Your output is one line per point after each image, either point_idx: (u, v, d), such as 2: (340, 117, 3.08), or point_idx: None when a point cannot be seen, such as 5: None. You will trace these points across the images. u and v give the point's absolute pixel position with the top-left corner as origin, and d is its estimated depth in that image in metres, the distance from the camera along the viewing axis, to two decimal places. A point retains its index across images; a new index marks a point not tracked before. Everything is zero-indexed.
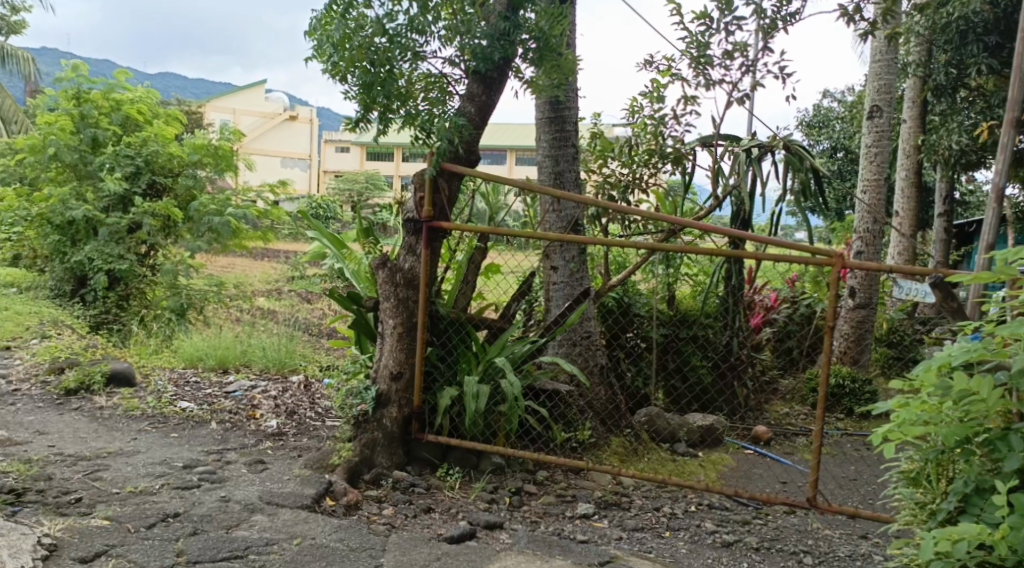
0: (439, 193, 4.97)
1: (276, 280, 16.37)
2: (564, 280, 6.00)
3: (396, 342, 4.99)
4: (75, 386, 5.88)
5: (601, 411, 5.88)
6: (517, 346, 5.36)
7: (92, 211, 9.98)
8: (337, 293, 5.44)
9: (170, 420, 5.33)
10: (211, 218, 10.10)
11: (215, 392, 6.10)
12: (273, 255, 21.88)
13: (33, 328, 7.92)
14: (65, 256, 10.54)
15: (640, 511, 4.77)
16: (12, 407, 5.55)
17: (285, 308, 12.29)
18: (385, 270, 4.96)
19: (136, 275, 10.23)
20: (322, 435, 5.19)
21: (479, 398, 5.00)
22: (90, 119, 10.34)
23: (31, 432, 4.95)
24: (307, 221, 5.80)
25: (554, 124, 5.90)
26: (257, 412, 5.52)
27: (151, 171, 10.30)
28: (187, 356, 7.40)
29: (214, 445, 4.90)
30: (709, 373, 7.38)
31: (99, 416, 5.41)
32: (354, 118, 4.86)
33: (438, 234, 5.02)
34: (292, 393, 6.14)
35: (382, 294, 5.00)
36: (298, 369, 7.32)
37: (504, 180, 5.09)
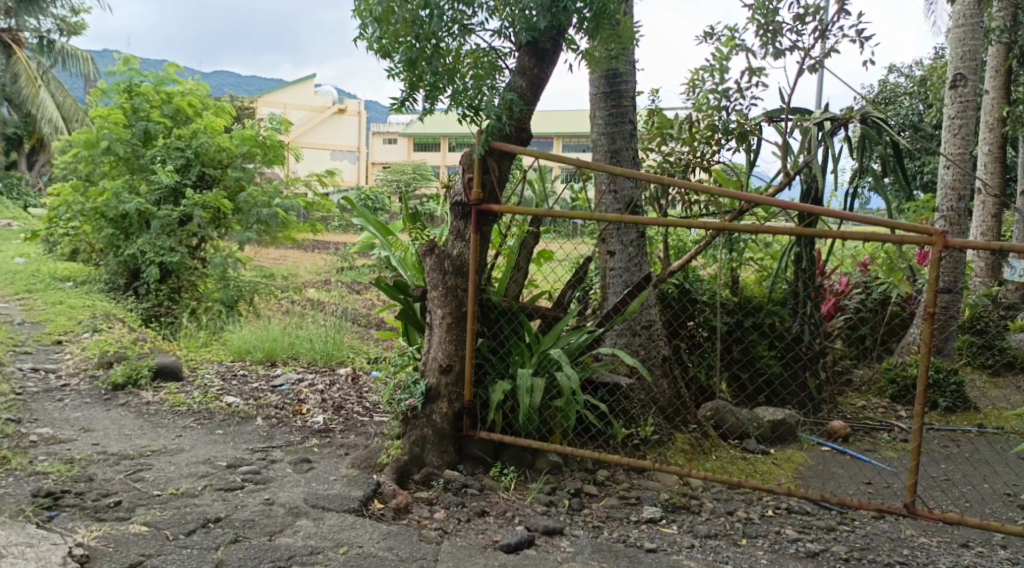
0: (488, 174, 4.70)
1: (326, 271, 16.32)
2: (621, 266, 5.66)
3: (445, 333, 4.73)
4: (123, 381, 5.75)
5: (665, 405, 5.61)
6: (572, 336, 5.06)
7: (144, 204, 9.95)
8: (383, 282, 5.21)
9: (216, 416, 5.16)
10: (260, 210, 10.00)
11: (262, 387, 5.93)
12: (323, 247, 21.90)
13: (85, 321, 7.88)
14: (118, 249, 10.55)
15: (711, 515, 4.61)
16: (59, 403, 5.44)
17: (335, 299, 12.18)
18: (432, 256, 4.72)
19: (187, 268, 10.17)
20: (370, 431, 4.97)
21: (534, 392, 4.73)
22: (141, 112, 10.33)
23: (76, 429, 4.83)
24: (353, 208, 5.59)
25: (611, 100, 5.58)
26: (304, 408, 5.32)
27: (201, 163, 10.22)
28: (234, 350, 7.28)
29: (259, 443, 4.71)
30: (776, 364, 6.99)
31: (145, 411, 5.28)
32: (400, 99, 4.63)
33: (487, 217, 4.74)
34: (340, 387, 5.94)
35: (431, 283, 4.75)
36: (346, 362, 7.14)
37: (558, 159, 4.79)
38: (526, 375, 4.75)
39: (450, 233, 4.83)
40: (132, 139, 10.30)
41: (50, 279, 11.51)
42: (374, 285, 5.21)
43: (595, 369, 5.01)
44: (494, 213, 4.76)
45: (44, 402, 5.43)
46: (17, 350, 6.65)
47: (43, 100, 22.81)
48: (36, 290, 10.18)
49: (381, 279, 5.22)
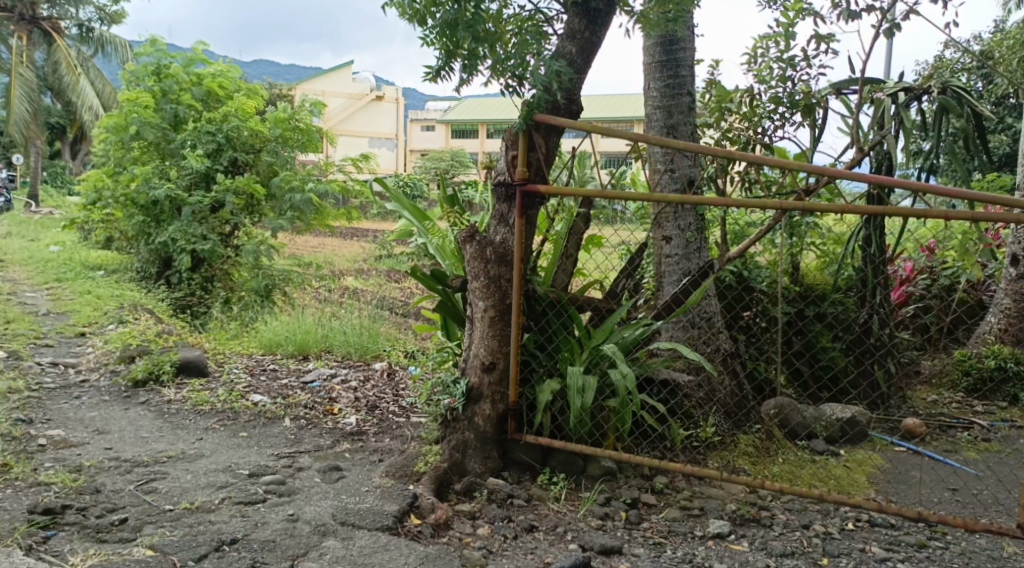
0: (534, 151, 4.23)
1: (361, 260, 15.97)
2: (679, 253, 5.15)
3: (487, 329, 4.29)
4: (143, 377, 5.40)
5: (728, 403, 5.14)
6: (627, 330, 4.57)
7: (174, 190, 9.63)
8: (419, 271, 4.77)
9: (240, 416, 4.78)
10: (294, 195, 9.62)
11: (291, 383, 5.54)
12: (360, 234, 21.57)
13: (110, 312, 7.57)
14: (150, 237, 10.25)
15: (784, 529, 4.09)
16: (76, 401, 5.10)
17: (371, 287, 11.79)
18: (472, 243, 4.27)
19: (220, 257, 9.80)
20: (407, 435, 4.55)
21: (586, 392, 4.26)
22: (171, 96, 10.02)
23: (90, 431, 4.47)
24: (386, 189, 5.15)
25: (668, 69, 5.09)
26: (335, 407, 4.92)
27: (233, 148, 9.83)
28: (264, 342, 6.91)
29: (286, 447, 4.31)
30: (844, 358, 6.42)
31: (165, 411, 4.91)
32: (436, 67, 4.18)
33: (533, 199, 4.27)
34: (374, 384, 5.53)
35: (471, 271, 4.31)
36: (382, 355, 6.73)
37: (611, 131, 4.28)
38: (577, 373, 4.29)
39: (492, 217, 4.38)
40: (162, 122, 9.99)
41: (82, 267, 11.28)
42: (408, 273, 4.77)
43: (654, 367, 4.51)
44: (540, 195, 4.29)
45: (60, 401, 5.08)
46: (37, 343, 6.35)
47: (83, 88, 22.61)
48: (67, 280, 9.93)
49: (416, 267, 4.77)
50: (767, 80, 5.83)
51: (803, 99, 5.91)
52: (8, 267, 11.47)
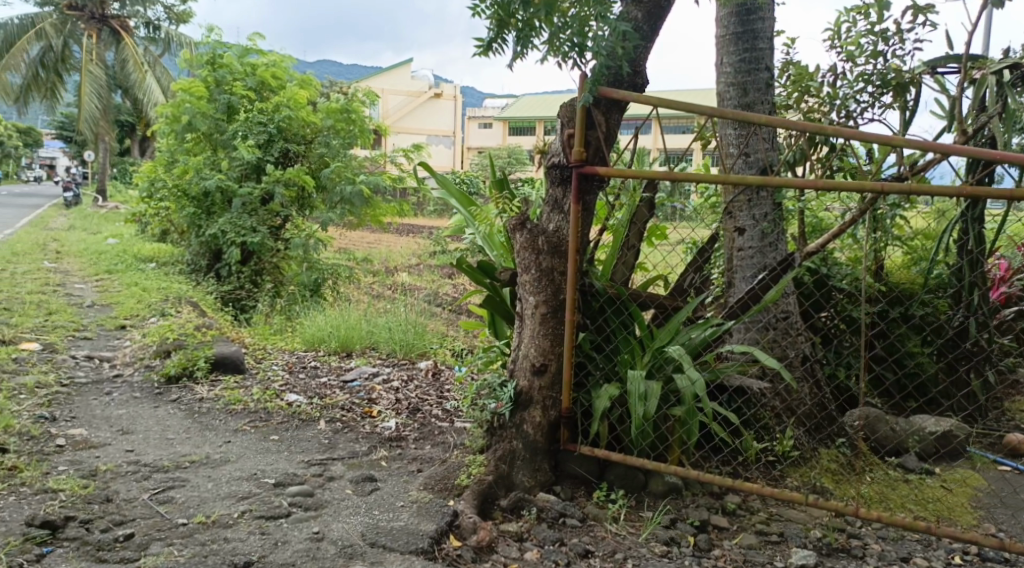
0: (593, 129, 3.78)
1: (414, 257, 15.70)
2: (754, 246, 4.61)
3: (539, 327, 3.87)
4: (177, 373, 5.12)
5: (807, 414, 4.61)
6: (694, 331, 4.10)
7: (224, 181, 9.42)
8: (466, 263, 4.38)
9: (273, 417, 4.44)
10: (344, 187, 9.34)
11: (331, 382, 5.21)
12: (416, 230, 21.32)
13: (154, 305, 7.36)
14: (200, 229, 10.03)
15: (878, 562, 3.57)
16: (105, 398, 4.84)
17: (423, 284, 11.48)
18: (523, 232, 3.86)
19: (270, 249, 9.42)
20: (450, 443, 4.15)
21: (648, 399, 3.80)
22: (224, 85, 9.83)
23: (114, 431, 4.18)
24: (431, 170, 4.75)
25: (743, 41, 4.61)
26: (374, 409, 4.55)
27: (285, 138, 9.54)
28: (307, 338, 6.61)
29: (318, 454, 3.95)
30: (932, 364, 5.80)
31: (195, 410, 4.61)
32: (487, 40, 3.75)
33: (591, 183, 3.83)
34: (417, 385, 5.15)
35: (522, 263, 3.89)
36: (428, 354, 6.36)
37: (680, 106, 3.81)
38: (637, 378, 3.83)
39: (545, 203, 3.95)
40: (215, 113, 9.80)
41: (133, 259, 11.19)
42: (454, 265, 4.38)
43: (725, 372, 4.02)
44: (599, 179, 3.85)
45: (89, 397, 4.82)
46: (75, 336, 6.14)
47: (151, 85, 22.15)
48: (117, 272, 9.81)
49: (463, 259, 4.38)
50: (855, 56, 5.30)
51: (895, 77, 5.37)
52: (62, 259, 11.45)
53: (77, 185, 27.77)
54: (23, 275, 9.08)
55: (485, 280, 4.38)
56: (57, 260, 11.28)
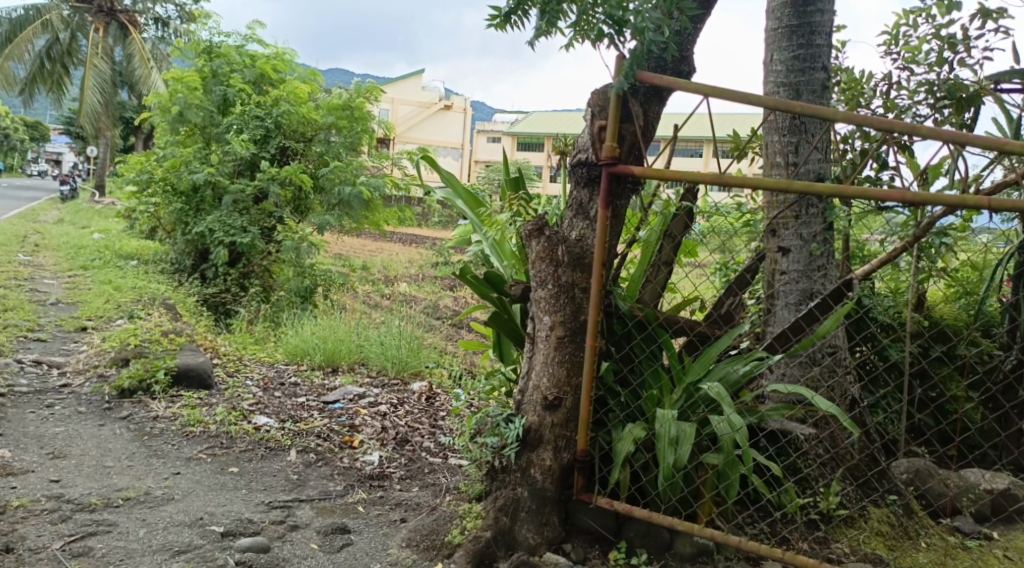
0: (628, 121, 3.13)
1: (416, 268, 15.01)
2: (798, 270, 3.91)
3: (554, 353, 3.23)
4: (131, 386, 4.47)
5: (857, 466, 3.89)
6: (735, 366, 3.39)
7: (214, 175, 8.58)
8: (470, 274, 3.75)
9: (234, 444, 3.78)
10: (343, 188, 8.64)
11: (309, 404, 4.55)
12: (417, 240, 20.71)
13: (124, 305, 6.72)
14: (188, 226, 9.03)
15: None
16: (45, 411, 4.19)
17: (422, 295, 10.80)
18: (542, 238, 3.23)
19: (260, 251, 8.61)
20: (441, 485, 3.49)
21: (681, 444, 3.13)
22: (220, 76, 8.98)
23: (43, 453, 3.53)
24: (433, 162, 4.11)
25: (799, 36, 3.88)
26: (355, 439, 3.90)
27: (283, 135, 8.75)
28: (289, 351, 5.97)
29: (282, 494, 3.29)
30: (981, 411, 5.12)
31: (146, 432, 3.95)
32: (506, 10, 3.15)
33: (623, 183, 3.18)
34: (408, 411, 4.49)
35: (537, 276, 3.27)
36: (423, 374, 5.70)
37: (735, 95, 3.02)
38: (669, 418, 3.17)
39: (568, 206, 3.32)
40: (210, 106, 8.96)
41: (114, 254, 10.57)
42: (456, 275, 3.74)
43: (770, 415, 3.33)
44: (631, 180, 3.20)
45: (25, 411, 4.17)
46: (28, 338, 5.52)
47: (156, 81, 21.46)
48: (93, 269, 9.19)
49: (468, 268, 3.74)
50: (917, 63, 4.62)
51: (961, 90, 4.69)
52: (40, 253, 10.84)
53: (78, 181, 27.41)
54: None
55: (492, 294, 3.76)
56: (35, 253, 10.68)
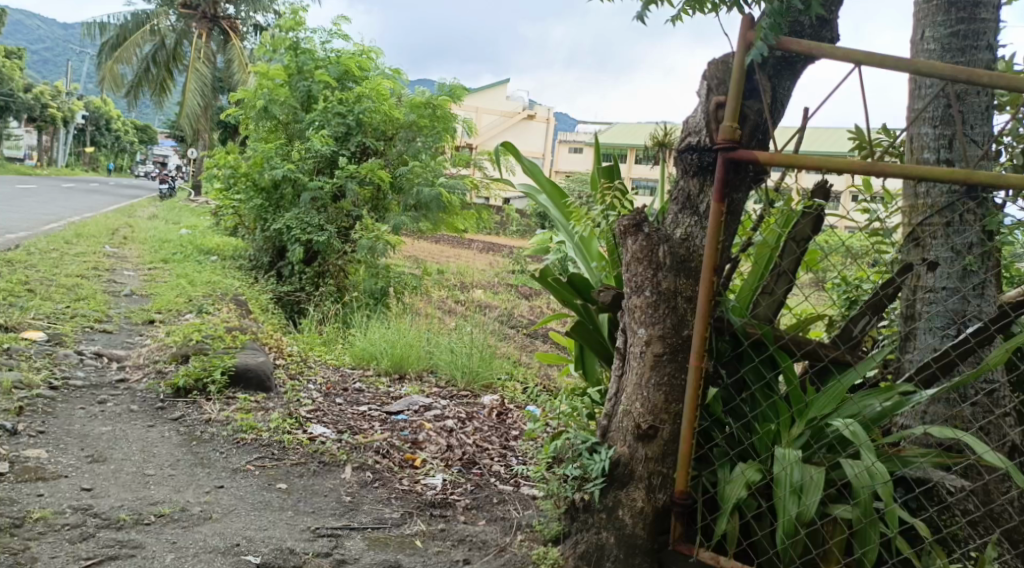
0: (753, 98, 2.64)
1: (495, 279, 14.64)
2: (948, 288, 3.34)
3: (650, 373, 2.75)
4: (185, 386, 4.18)
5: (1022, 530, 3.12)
6: (870, 399, 2.84)
7: (294, 171, 8.25)
8: (553, 278, 3.28)
9: (286, 456, 3.41)
10: (422, 188, 8.32)
11: (371, 413, 4.17)
12: (495, 248, 20.44)
13: (195, 300, 6.52)
14: (267, 223, 8.83)
15: None
16: (95, 408, 3.93)
17: (498, 303, 10.41)
18: (640, 236, 2.74)
19: (337, 250, 8.31)
20: (511, 520, 3.03)
21: (807, 493, 2.61)
22: (306, 73, 8.67)
23: (82, 455, 3.23)
24: (514, 149, 3.67)
25: (959, 8, 3.31)
26: (418, 457, 3.49)
27: (365, 132, 8.41)
28: (356, 354, 5.65)
29: (332, 519, 2.89)
30: None
31: (194, 436, 3.62)
32: None
33: (742, 173, 2.67)
34: (477, 426, 4.06)
35: (633, 281, 2.78)
36: (494, 387, 5.26)
37: (892, 63, 2.53)
38: (791, 460, 2.65)
39: (672, 200, 2.81)
40: (292, 101, 8.67)
41: (195, 249, 10.53)
42: (535, 276, 3.29)
43: (916, 462, 2.76)
44: (752, 170, 2.69)
45: (76, 406, 3.92)
46: (93, 329, 5.34)
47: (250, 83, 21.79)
48: (173, 262, 9.12)
49: (549, 270, 3.29)
50: None
51: None
52: (125, 245, 10.90)
53: (174, 179, 28.17)
54: (72, 257, 8.43)
55: (575, 300, 3.30)
56: (119, 245, 10.73)
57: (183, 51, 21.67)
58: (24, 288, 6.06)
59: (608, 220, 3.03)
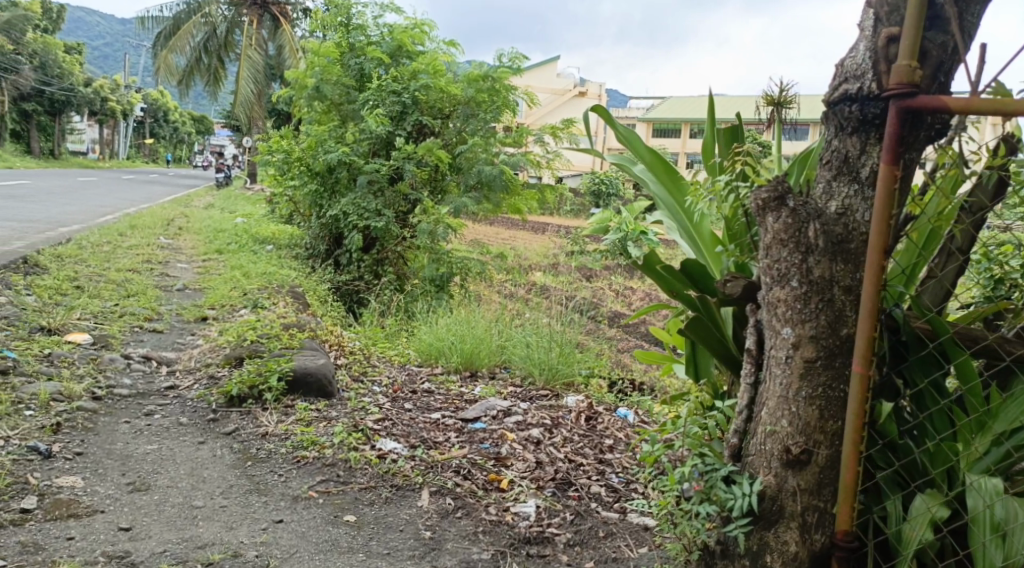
0: (933, 30, 2.05)
1: (555, 263, 14.12)
2: None
3: (802, 385, 2.18)
4: (239, 394, 3.77)
5: None
6: None
7: (349, 154, 7.74)
8: (660, 265, 2.74)
9: (352, 479, 2.96)
10: (482, 167, 7.80)
11: (443, 422, 3.69)
12: (551, 229, 19.90)
13: (250, 293, 6.14)
14: (322, 210, 8.38)
15: None
16: (141, 421, 3.53)
17: (564, 288, 9.89)
18: (784, 212, 2.13)
19: (395, 236, 7.87)
20: (625, 561, 2.52)
21: (1013, 534, 2.04)
22: (358, 50, 8.21)
23: (124, 483, 2.83)
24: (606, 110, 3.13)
25: None
26: (503, 477, 3.00)
27: (421, 111, 7.91)
28: (422, 349, 5.21)
29: (410, 565, 2.43)
30: None
31: (249, 454, 3.19)
32: None
33: (918, 127, 2.09)
34: (567, 436, 3.55)
35: (776, 270, 2.19)
36: (576, 384, 4.74)
37: None
38: (990, 491, 2.08)
39: (822, 164, 2.20)
40: (345, 79, 8.22)
41: (250, 237, 10.22)
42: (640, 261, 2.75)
43: None
44: (932, 123, 2.09)
45: (120, 420, 3.52)
46: (142, 329, 4.99)
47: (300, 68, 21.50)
48: (228, 253, 8.83)
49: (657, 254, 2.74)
50: None
51: None
52: (180, 236, 10.66)
53: (231, 168, 28.17)
54: (126, 250, 8.17)
55: (686, 291, 2.76)
56: (174, 237, 10.47)
57: (235, 40, 21.46)
58: (73, 285, 5.74)
59: (737, 194, 2.45)
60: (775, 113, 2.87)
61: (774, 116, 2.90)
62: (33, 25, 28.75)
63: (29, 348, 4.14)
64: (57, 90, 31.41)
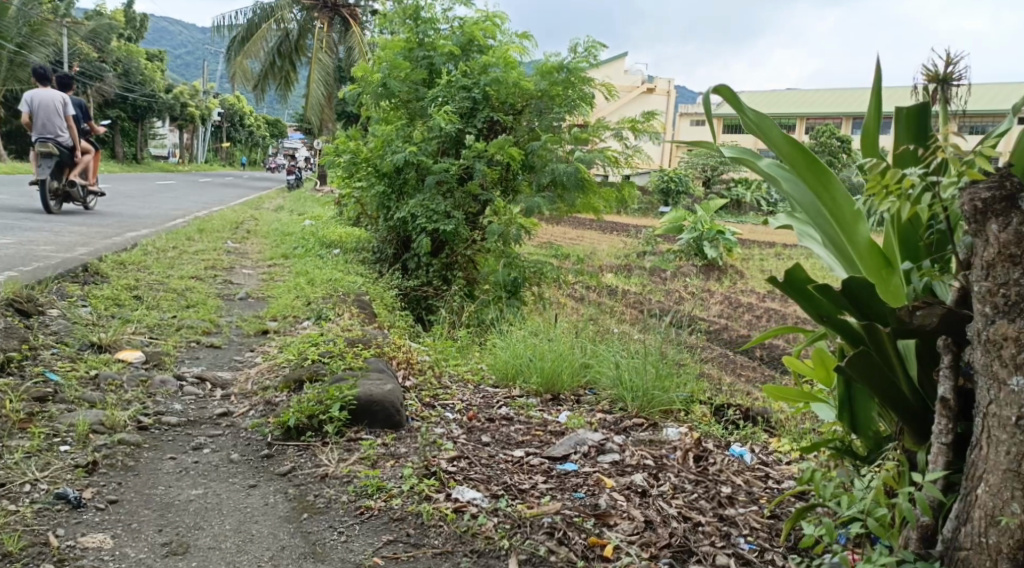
0: None
1: (631, 266, 13.42)
2: None
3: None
4: (296, 426, 3.31)
5: None
6: None
7: (417, 154, 7.24)
8: (813, 284, 2.27)
9: (425, 541, 2.50)
10: (556, 165, 7.14)
11: (528, 462, 3.17)
12: (624, 229, 19.14)
13: (314, 303, 5.72)
14: (389, 212, 7.93)
15: None
16: (187, 457, 3.09)
17: None
18: (1015, 222, 1.84)
19: (465, 239, 7.38)
20: None
21: None
22: (427, 45, 7.75)
23: (158, 542, 2.44)
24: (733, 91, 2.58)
25: None
26: (606, 542, 2.52)
27: (493, 106, 7.40)
28: (498, 368, 4.70)
29: None
30: None
31: (306, 504, 2.73)
32: None
33: None
34: (676, 483, 3.02)
35: (1002, 298, 1.86)
36: (675, 411, 4.15)
37: None
38: None
39: None
40: (414, 76, 7.76)
41: (317, 241, 9.86)
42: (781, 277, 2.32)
43: None
44: None
45: (161, 456, 3.07)
46: (198, 344, 4.61)
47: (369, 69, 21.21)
48: (294, 258, 8.51)
49: (803, 268, 2.30)
50: None
51: None
52: (247, 240, 10.38)
53: (302, 169, 28.19)
54: (191, 255, 7.90)
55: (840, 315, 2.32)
56: (241, 241, 10.18)
57: (306, 43, 21.31)
58: (131, 295, 5.40)
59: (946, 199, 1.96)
60: (938, 92, 2.32)
61: (938, 96, 2.34)
62: (115, 34, 29.34)
63: (73, 368, 3.77)
64: (138, 96, 31.99)
